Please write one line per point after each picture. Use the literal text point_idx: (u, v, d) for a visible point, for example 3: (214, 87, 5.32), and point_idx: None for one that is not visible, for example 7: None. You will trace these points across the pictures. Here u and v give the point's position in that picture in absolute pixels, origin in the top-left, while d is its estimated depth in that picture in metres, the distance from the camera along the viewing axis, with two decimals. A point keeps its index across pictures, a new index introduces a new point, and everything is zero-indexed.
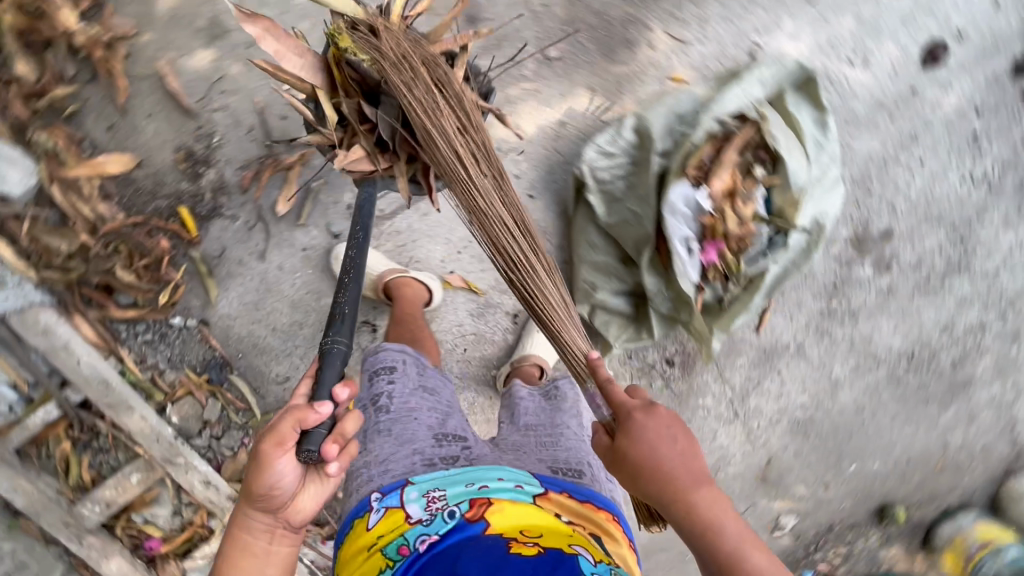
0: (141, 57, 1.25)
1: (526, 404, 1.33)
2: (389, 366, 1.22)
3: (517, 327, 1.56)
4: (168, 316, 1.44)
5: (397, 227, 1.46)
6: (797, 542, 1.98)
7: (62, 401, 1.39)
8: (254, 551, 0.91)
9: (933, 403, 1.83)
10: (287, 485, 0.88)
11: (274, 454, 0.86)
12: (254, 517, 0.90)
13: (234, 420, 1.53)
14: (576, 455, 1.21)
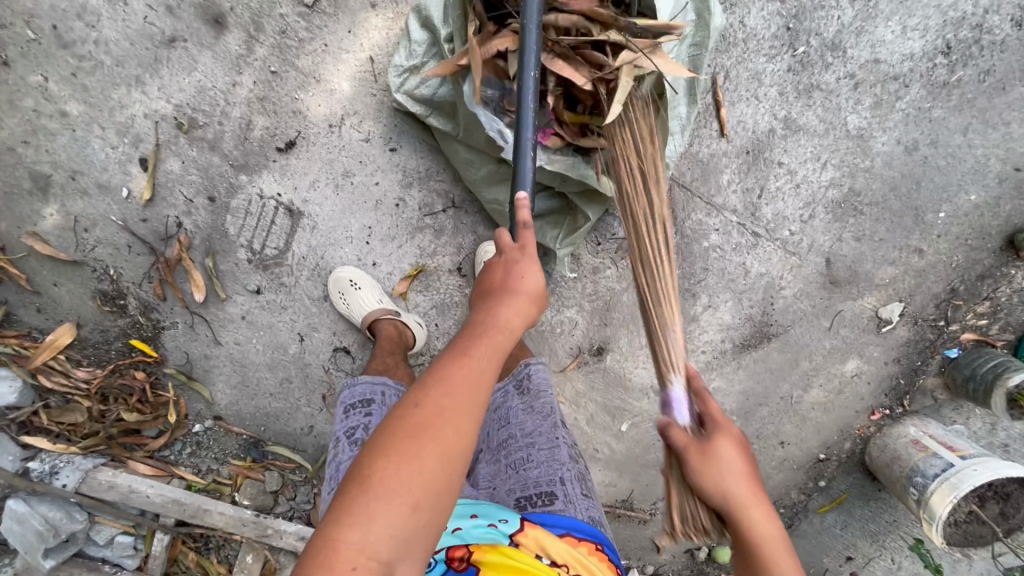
0: (14, 242, 1.36)
1: (499, 411, 1.11)
2: (370, 399, 1.13)
3: (469, 277, 1.45)
4: (188, 427, 1.58)
5: (299, 254, 1.42)
6: (919, 327, 1.59)
7: (163, 527, 1.58)
8: (451, 427, 0.66)
9: (998, 83, 1.41)
10: (528, 312, 0.79)
11: (526, 263, 0.81)
12: (468, 368, 0.70)
13: (295, 479, 1.63)
14: (555, 469, 0.98)
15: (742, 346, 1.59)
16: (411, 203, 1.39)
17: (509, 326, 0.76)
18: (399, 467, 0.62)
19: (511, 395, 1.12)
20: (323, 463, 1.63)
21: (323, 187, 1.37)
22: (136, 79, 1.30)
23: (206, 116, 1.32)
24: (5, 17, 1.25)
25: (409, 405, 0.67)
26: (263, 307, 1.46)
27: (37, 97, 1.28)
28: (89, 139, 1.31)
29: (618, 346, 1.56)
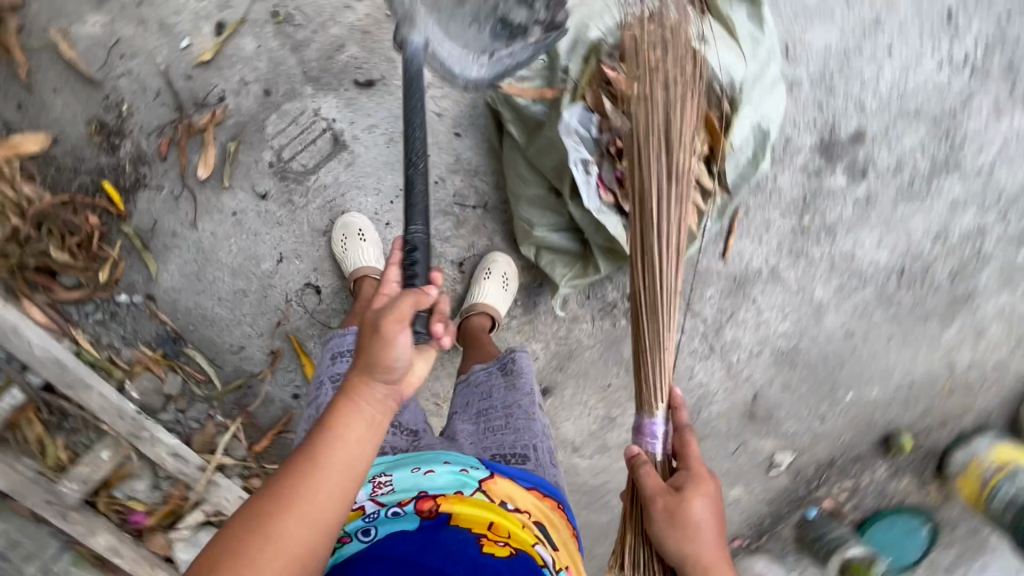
0: (34, 32, 1.26)
1: (483, 384, 1.14)
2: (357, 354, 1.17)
3: (466, 276, 1.50)
4: (113, 294, 1.45)
5: (323, 181, 1.41)
6: (798, 479, 1.83)
7: (25, 385, 1.43)
8: (307, 508, 0.72)
9: (940, 321, 1.70)
10: (398, 370, 0.78)
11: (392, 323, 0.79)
12: (327, 444, 0.75)
13: (196, 392, 1.55)
14: (527, 436, 1.03)
15: None
16: (448, 187, 1.45)
17: (376, 393, 0.78)
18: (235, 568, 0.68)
19: (494, 373, 1.14)
20: (232, 388, 1.57)
21: (377, 135, 1.40)
22: None
23: (307, 19, 1.33)
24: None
25: (255, 503, 0.72)
26: (260, 213, 1.42)
27: None
28: None
29: (562, 394, 1.65)
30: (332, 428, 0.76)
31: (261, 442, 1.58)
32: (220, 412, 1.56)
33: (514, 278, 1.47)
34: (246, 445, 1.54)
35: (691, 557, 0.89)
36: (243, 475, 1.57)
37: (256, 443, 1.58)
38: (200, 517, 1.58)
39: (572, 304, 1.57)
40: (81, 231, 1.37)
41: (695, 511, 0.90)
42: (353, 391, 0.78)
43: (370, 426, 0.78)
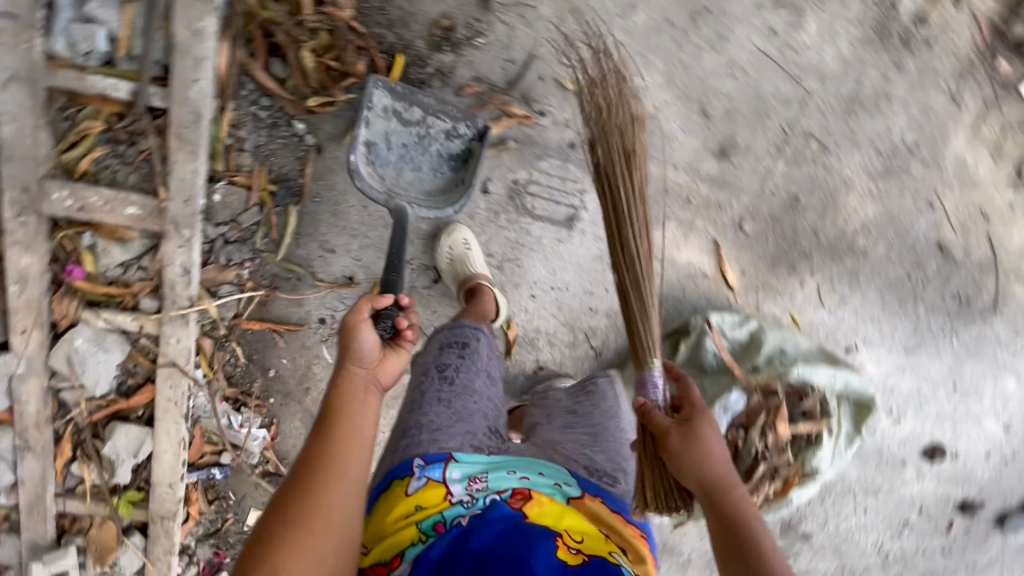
0: None
1: (564, 399, 1.29)
2: (462, 342, 1.08)
3: (534, 379, 1.59)
4: (297, 116, 1.34)
5: (529, 229, 1.46)
6: None
7: (142, 92, 1.22)
8: (330, 484, 0.85)
9: None
10: (370, 361, 0.98)
11: (364, 328, 0.98)
12: (334, 422, 0.91)
13: (255, 240, 1.42)
14: (613, 448, 1.15)
15: None
16: (592, 321, 1.55)
17: (357, 382, 0.96)
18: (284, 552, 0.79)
19: (572, 386, 1.31)
20: (285, 265, 1.45)
21: (595, 246, 1.48)
22: (670, 67, 1.35)
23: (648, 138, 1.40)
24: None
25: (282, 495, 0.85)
26: (467, 198, 1.43)
27: None
28: (615, 21, 1.32)
29: None
30: (332, 418, 0.92)
31: (254, 321, 1.48)
32: (253, 271, 1.44)
33: None
34: (243, 316, 1.45)
35: (705, 498, 0.93)
36: (207, 328, 1.46)
37: (250, 318, 1.48)
38: (133, 327, 1.39)
39: None
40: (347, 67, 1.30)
41: (707, 450, 0.95)
42: (341, 386, 0.95)
43: (360, 406, 0.94)
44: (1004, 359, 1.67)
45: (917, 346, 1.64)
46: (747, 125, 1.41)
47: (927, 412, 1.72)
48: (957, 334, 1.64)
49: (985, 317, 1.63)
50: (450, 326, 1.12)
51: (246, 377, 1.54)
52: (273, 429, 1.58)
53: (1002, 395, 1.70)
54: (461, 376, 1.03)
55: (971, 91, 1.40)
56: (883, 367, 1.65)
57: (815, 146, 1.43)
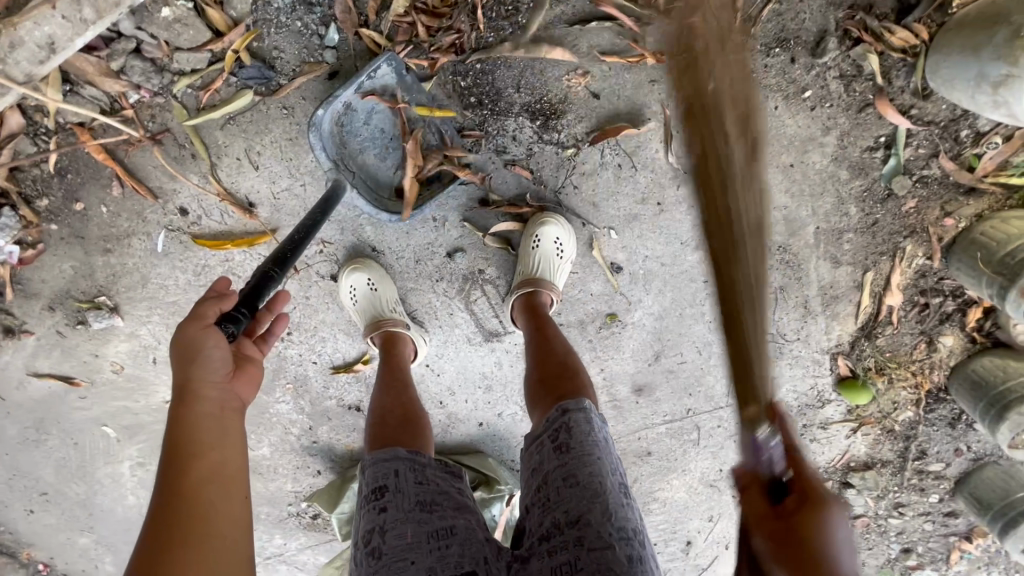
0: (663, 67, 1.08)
1: (537, 476, 0.84)
2: (381, 486, 0.83)
3: (343, 410, 1.47)
4: (337, 25, 1.04)
5: (453, 311, 1.33)
6: None
7: None
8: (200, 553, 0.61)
9: None
10: (224, 374, 0.73)
11: (212, 335, 0.73)
12: (183, 477, 0.64)
13: (177, 80, 1.05)
14: (611, 555, 0.74)
15: None
16: (432, 410, 1.48)
17: (209, 408, 0.71)
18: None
19: (547, 454, 0.85)
20: (187, 131, 1.09)
21: (489, 366, 1.41)
22: (673, 307, 1.32)
23: (605, 336, 1.36)
24: (789, 263, 1.27)
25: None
26: (426, 245, 1.25)
27: None
28: (672, 242, 1.23)
29: None
30: (177, 475, 0.65)
31: (100, 152, 1.10)
32: (146, 103, 1.07)
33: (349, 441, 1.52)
34: (95, 134, 1.08)
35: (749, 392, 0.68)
36: (37, 105, 1.06)
37: (98, 145, 1.09)
38: None
39: (307, 488, 1.59)
40: (432, 48, 1.06)
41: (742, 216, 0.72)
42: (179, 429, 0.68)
43: (222, 439, 0.70)
44: None
45: None
46: (671, 386, 1.46)
47: None
48: None
49: None
50: (376, 455, 0.88)
51: (39, 185, 1.14)
52: (30, 253, 1.20)
53: None
54: (389, 544, 0.78)
55: None
56: None
57: (692, 435, 1.55)
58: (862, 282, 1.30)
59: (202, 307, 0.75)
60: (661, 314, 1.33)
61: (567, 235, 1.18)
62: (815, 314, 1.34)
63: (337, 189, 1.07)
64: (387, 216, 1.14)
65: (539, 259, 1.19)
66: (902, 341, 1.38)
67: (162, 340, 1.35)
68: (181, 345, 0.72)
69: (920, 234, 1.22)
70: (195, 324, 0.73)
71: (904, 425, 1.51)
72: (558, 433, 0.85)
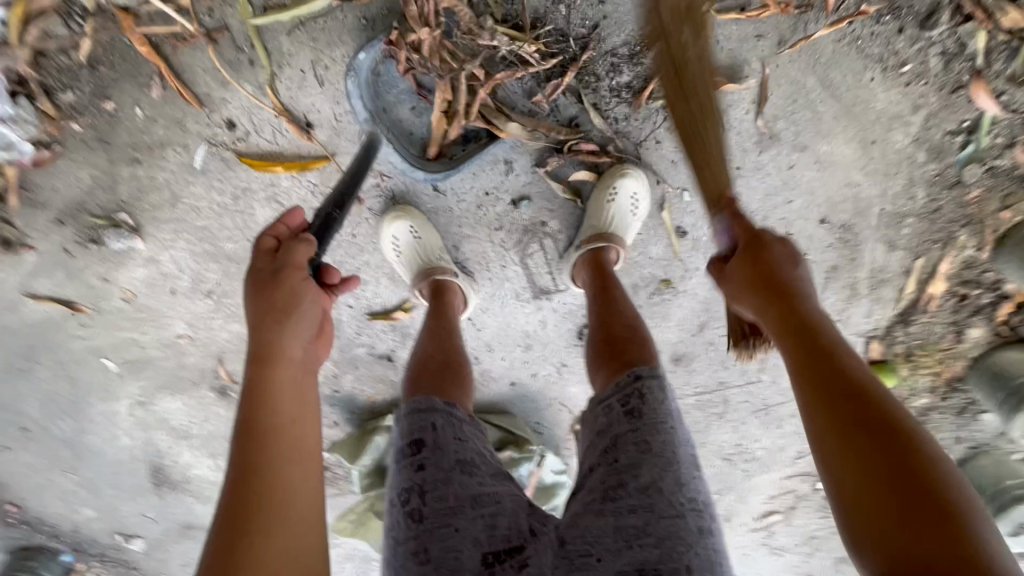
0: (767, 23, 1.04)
1: (603, 437, 0.78)
2: (418, 439, 0.76)
3: (373, 359, 1.39)
4: None
5: (506, 262, 1.27)
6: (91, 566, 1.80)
7: None
8: (280, 516, 0.62)
9: None
10: (308, 336, 0.71)
11: (302, 289, 0.71)
12: (269, 444, 0.65)
13: None
14: (681, 525, 0.69)
15: (152, 472, 1.60)
16: None
17: (293, 366, 0.70)
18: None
19: (616, 416, 0.79)
20: (246, 30, 0.98)
21: (531, 324, 1.36)
22: None
23: (654, 301, 1.34)
24: (847, 243, 1.28)
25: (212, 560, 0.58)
26: (492, 189, 1.17)
27: (808, 195, 1.20)
28: (741, 210, 1.22)
29: (214, 406, 1.47)
30: (262, 441, 0.65)
31: (142, 44, 0.97)
32: None
33: (373, 394, 1.45)
34: (141, 22, 0.95)
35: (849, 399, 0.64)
36: None
37: (141, 35, 0.96)
38: None
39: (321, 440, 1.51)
40: None
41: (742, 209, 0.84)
42: (262, 384, 0.67)
43: (302, 404, 0.69)
44: None
45: None
46: (708, 358, 1.45)
47: None
48: None
49: None
50: (410, 406, 0.81)
51: (63, 77, 0.99)
52: (46, 154, 1.06)
53: None
54: (430, 506, 0.71)
55: (809, 459, 1.66)
56: None
57: (718, 408, 1.55)
58: (911, 268, 1.31)
59: (292, 257, 0.73)
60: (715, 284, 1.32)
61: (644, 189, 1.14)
62: (859, 296, 1.36)
63: (373, 143, 1.06)
64: (427, 178, 1.13)
65: (612, 215, 1.15)
66: (935, 332, 1.40)
67: (183, 268, 1.23)
68: (267, 292, 0.70)
69: (976, 224, 1.24)
70: (283, 274, 0.71)
71: (916, 411, 1.54)
72: (629, 400, 0.79)
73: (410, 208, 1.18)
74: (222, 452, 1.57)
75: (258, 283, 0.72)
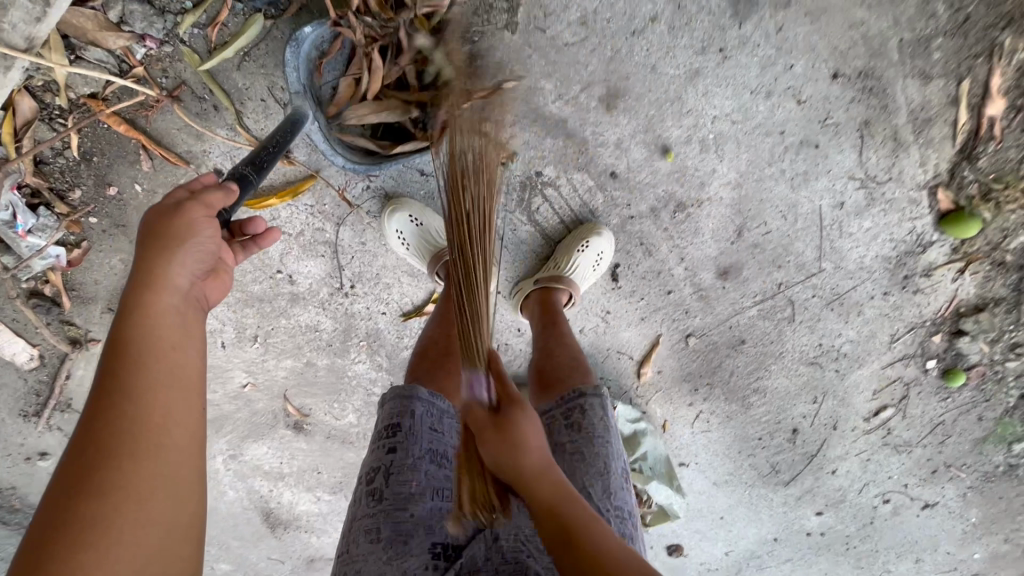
0: None
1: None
2: (394, 423, 0.72)
3: None
4: None
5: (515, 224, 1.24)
6: None
7: None
8: (162, 437, 0.58)
9: None
10: (196, 275, 0.68)
11: (204, 228, 0.68)
12: (146, 372, 0.60)
13: (182, 22, 0.98)
14: None
15: (264, 518, 1.71)
16: (510, 343, 1.39)
17: (177, 297, 0.66)
18: (104, 542, 0.51)
19: None
20: (201, 79, 1.02)
21: None
22: (750, 168, 1.22)
23: (679, 219, 1.27)
24: (873, 90, 1.15)
25: (65, 479, 0.53)
26: None
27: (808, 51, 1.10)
28: (741, 92, 1.13)
29: (295, 442, 1.54)
30: (137, 366, 0.60)
31: (118, 122, 1.03)
32: (158, 57, 1.00)
33: None
34: (112, 103, 1.01)
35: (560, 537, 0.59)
36: (48, 84, 0.99)
37: (114, 114, 1.02)
38: None
39: None
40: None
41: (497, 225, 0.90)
42: (142, 310, 0.63)
43: (187, 337, 0.65)
44: (772, 543, 1.85)
45: (727, 502, 1.77)
46: (757, 262, 1.35)
47: (698, 547, 1.86)
48: (768, 508, 1.78)
49: (786, 510, 1.78)
50: (391, 390, 0.77)
51: (68, 176, 1.08)
52: (78, 252, 1.15)
53: (752, 562, 1.90)
54: (392, 489, 0.68)
55: (905, 341, 1.50)
56: (693, 499, 1.77)
57: (787, 312, 1.44)
58: (958, 96, 1.16)
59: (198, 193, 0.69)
60: (737, 179, 1.23)
61: (610, 252, 1.21)
62: (907, 146, 1.22)
63: (301, 114, 0.96)
64: (346, 165, 1.06)
65: (573, 264, 1.21)
66: (1010, 158, 1.23)
67: (226, 320, 1.30)
68: (162, 219, 0.66)
69: (1019, 21, 1.08)
70: (184, 206, 0.67)
71: (1017, 254, 1.35)
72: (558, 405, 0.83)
73: (395, 203, 1.17)
74: (316, 484, 1.64)
75: (158, 211, 0.67)
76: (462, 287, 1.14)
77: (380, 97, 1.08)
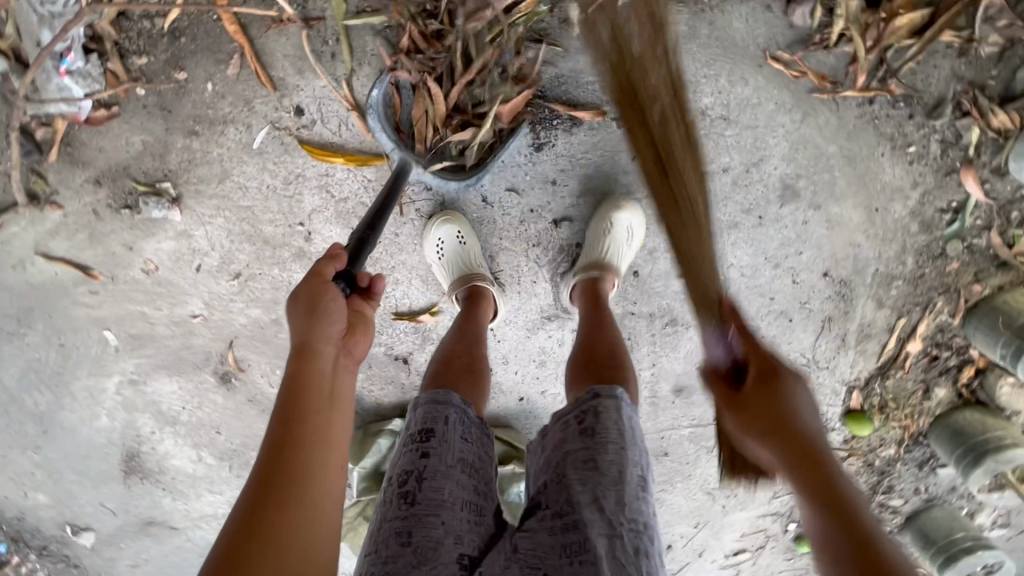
0: (795, 96, 1.20)
1: (555, 455, 0.77)
2: (429, 428, 0.74)
3: (387, 360, 1.38)
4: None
5: (539, 278, 1.31)
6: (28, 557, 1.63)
7: None
8: (297, 506, 0.62)
9: None
10: (338, 338, 0.73)
11: (336, 303, 0.73)
12: (297, 449, 0.65)
13: None
14: (619, 544, 0.69)
15: (124, 460, 1.49)
16: None
17: (326, 364, 0.71)
18: None
19: (571, 433, 0.77)
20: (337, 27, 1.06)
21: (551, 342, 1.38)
22: (736, 315, 1.41)
23: (666, 331, 1.42)
24: (844, 296, 1.41)
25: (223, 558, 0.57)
26: (538, 207, 1.24)
27: (814, 247, 1.34)
28: (758, 255, 1.34)
29: (212, 394, 1.38)
30: (290, 437, 0.66)
31: (231, 22, 1.04)
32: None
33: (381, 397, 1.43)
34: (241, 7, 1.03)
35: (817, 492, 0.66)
36: None
37: (231, 14, 1.04)
38: None
39: None
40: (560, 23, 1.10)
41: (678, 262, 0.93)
42: (300, 382, 0.69)
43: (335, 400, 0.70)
44: None
45: None
46: (706, 391, 1.53)
47: None
48: None
49: None
50: (426, 396, 0.79)
51: (142, 41, 1.04)
52: (107, 114, 1.07)
53: None
54: (422, 492, 0.69)
55: (782, 499, 1.74)
56: None
57: (709, 442, 1.62)
58: (895, 327, 1.44)
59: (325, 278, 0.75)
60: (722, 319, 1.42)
61: None
62: (847, 348, 1.49)
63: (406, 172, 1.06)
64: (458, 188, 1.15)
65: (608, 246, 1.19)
66: (906, 388, 1.53)
67: (214, 244, 1.20)
68: (308, 299, 0.72)
69: (953, 292, 1.38)
70: (317, 289, 0.73)
71: (883, 462, 1.65)
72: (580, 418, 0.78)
73: (458, 222, 1.21)
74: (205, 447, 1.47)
75: (301, 294, 0.73)
76: (477, 313, 1.16)
77: (451, 119, 1.12)
